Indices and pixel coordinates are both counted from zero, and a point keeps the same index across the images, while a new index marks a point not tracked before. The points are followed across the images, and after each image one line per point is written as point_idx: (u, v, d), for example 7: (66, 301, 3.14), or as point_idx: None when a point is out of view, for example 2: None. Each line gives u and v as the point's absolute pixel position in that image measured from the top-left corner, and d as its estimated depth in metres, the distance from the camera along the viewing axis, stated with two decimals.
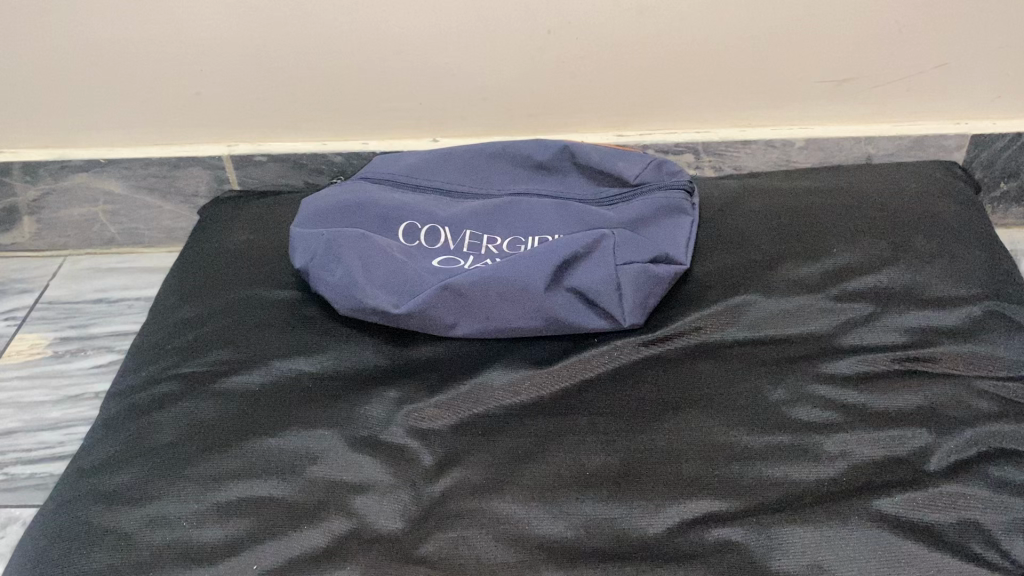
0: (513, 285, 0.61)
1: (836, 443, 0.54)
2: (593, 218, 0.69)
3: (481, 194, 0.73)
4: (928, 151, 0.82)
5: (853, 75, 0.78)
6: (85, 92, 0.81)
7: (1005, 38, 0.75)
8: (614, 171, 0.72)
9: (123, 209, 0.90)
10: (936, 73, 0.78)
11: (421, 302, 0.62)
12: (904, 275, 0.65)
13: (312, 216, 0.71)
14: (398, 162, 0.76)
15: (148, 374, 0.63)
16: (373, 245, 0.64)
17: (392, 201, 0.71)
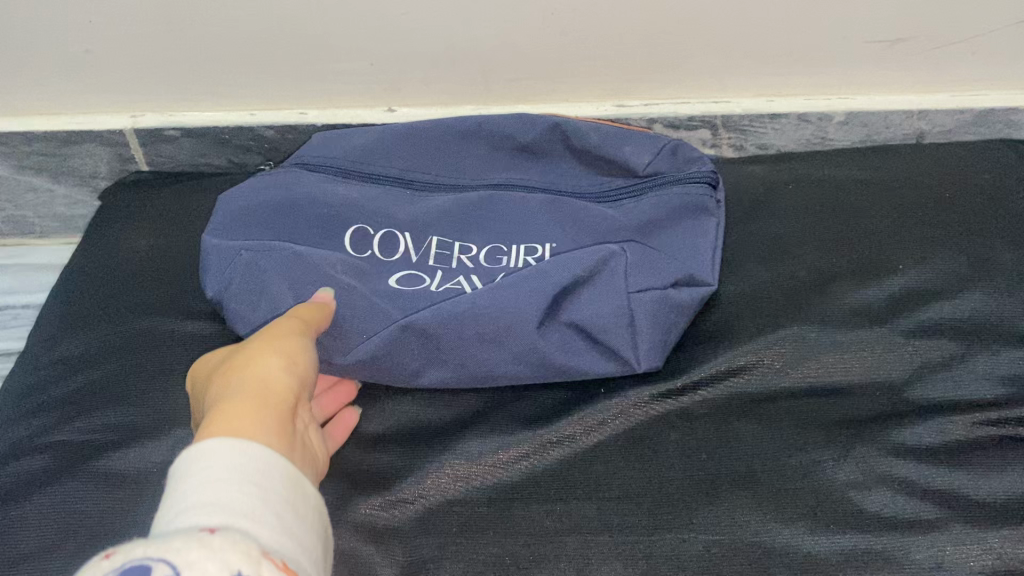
0: (495, 324, 0.46)
1: (927, 550, 0.41)
2: (598, 224, 0.53)
3: (451, 186, 0.56)
4: (992, 127, 0.68)
5: (911, 34, 0.63)
6: None
7: None
8: (620, 158, 0.56)
9: (6, 192, 0.73)
10: (1014, 32, 0.63)
11: (375, 347, 0.47)
12: (991, 300, 0.51)
13: (223, 217, 0.54)
14: (338, 141, 0.59)
15: (18, 442, 0.49)
16: (306, 269, 0.49)
17: (333, 198, 0.54)
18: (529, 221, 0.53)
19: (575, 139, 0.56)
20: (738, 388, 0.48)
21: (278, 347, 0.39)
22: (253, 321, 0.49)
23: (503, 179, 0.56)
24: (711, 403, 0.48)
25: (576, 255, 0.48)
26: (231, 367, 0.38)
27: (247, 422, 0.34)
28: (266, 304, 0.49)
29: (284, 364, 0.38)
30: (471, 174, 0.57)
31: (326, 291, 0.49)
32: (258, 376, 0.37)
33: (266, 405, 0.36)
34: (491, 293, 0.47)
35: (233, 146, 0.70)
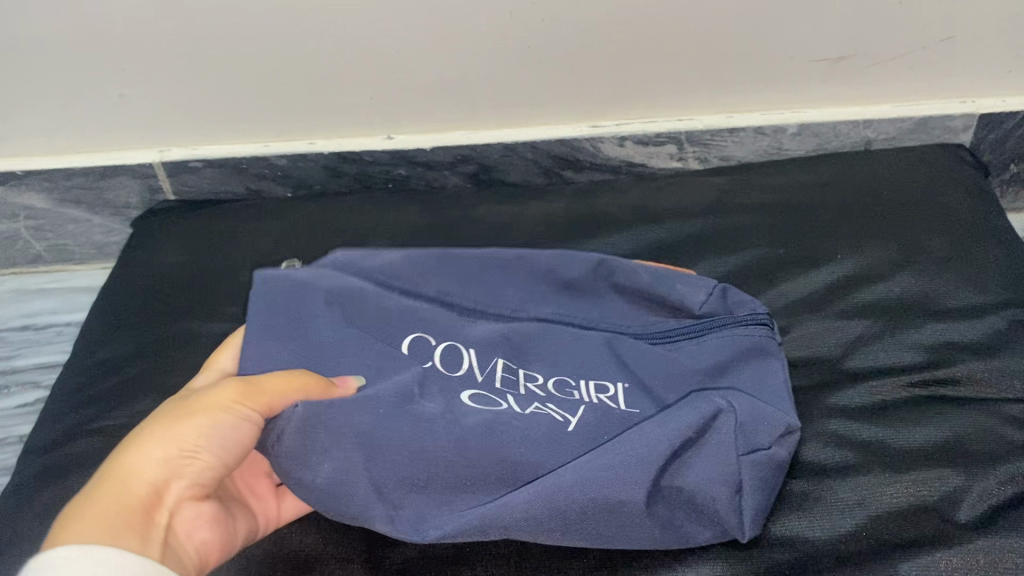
0: (606, 499, 0.43)
1: (852, 489, 0.47)
2: (666, 365, 0.49)
3: (494, 314, 0.52)
4: (932, 133, 0.76)
5: (853, 49, 0.70)
6: None
7: (1017, 8, 0.67)
8: (676, 297, 0.53)
9: (48, 223, 0.81)
10: (943, 47, 0.70)
11: (457, 526, 0.44)
12: (916, 282, 0.59)
13: (263, 318, 0.50)
14: (364, 257, 0.55)
15: (67, 429, 0.57)
16: (377, 403, 0.45)
17: (391, 304, 0.51)
18: (580, 351, 0.50)
19: (622, 276, 0.54)
20: None
21: (172, 434, 0.43)
22: (319, 478, 0.44)
23: (545, 312, 0.53)
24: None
25: (682, 410, 0.45)
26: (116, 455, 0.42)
27: (90, 530, 0.38)
28: (327, 467, 0.44)
29: (162, 480, 0.42)
30: (509, 300, 0.53)
31: (398, 425, 0.45)
32: (124, 475, 0.41)
33: (115, 512, 0.40)
34: (597, 450, 0.44)
35: (249, 174, 0.78)
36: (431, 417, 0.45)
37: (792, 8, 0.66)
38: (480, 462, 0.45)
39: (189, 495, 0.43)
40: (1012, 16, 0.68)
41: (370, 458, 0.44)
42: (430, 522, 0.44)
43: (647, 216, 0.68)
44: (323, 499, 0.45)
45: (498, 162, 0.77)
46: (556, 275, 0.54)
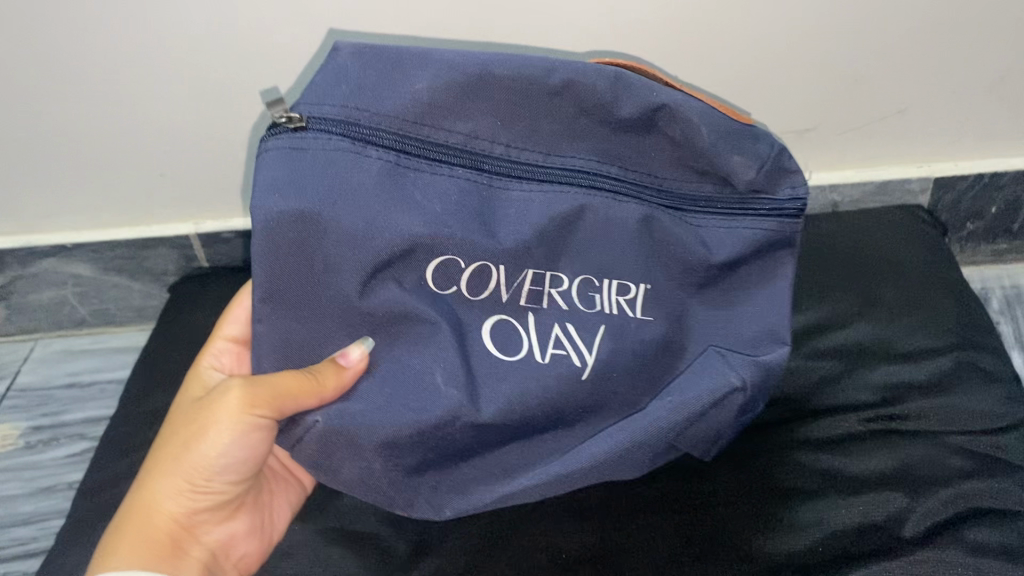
0: (609, 472, 0.51)
1: (813, 510, 0.54)
2: (687, 254, 0.51)
3: (533, 178, 0.49)
4: (893, 195, 0.83)
5: (816, 123, 0.78)
6: (45, 175, 0.79)
7: (958, 83, 0.76)
8: (724, 164, 0.50)
9: (93, 290, 0.89)
10: (896, 118, 0.78)
11: (477, 505, 0.51)
12: (871, 329, 0.66)
13: (268, 289, 0.48)
14: (389, 74, 0.47)
15: (118, 471, 0.64)
16: (408, 405, 0.49)
17: (411, 222, 0.47)
18: (618, 239, 0.50)
19: (680, 130, 0.49)
20: None
21: (182, 463, 0.51)
22: (345, 475, 0.50)
23: (582, 167, 0.49)
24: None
25: (704, 377, 0.51)
26: (142, 480, 0.52)
27: (130, 556, 0.49)
28: (349, 467, 0.49)
29: (177, 510, 0.51)
30: (548, 144, 0.49)
31: (422, 430, 0.49)
32: (149, 505, 0.51)
33: (146, 537, 0.50)
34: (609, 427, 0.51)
35: None
36: (454, 408, 0.49)
37: (759, 89, 0.75)
38: (495, 430, 0.50)
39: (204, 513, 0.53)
40: (955, 88, 0.76)
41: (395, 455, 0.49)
42: (449, 505, 0.51)
43: None
44: (351, 486, 0.50)
45: None
46: (605, 113, 0.48)
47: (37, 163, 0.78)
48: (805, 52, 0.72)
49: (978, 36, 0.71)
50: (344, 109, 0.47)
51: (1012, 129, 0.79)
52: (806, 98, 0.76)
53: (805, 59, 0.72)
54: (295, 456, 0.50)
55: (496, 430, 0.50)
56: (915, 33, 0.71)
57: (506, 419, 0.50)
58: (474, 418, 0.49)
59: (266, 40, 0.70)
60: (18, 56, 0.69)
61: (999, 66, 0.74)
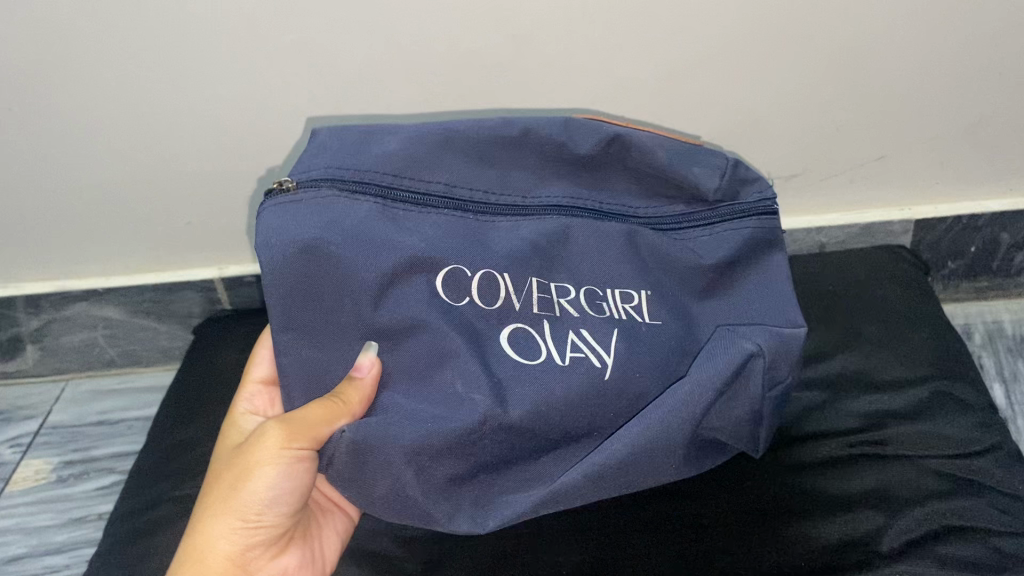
0: (651, 463, 0.53)
1: (797, 526, 0.57)
2: (676, 260, 0.58)
3: (517, 211, 0.56)
4: (877, 236, 0.88)
5: (801, 170, 0.83)
6: (80, 229, 0.85)
7: (935, 132, 0.80)
8: (684, 178, 0.58)
9: (122, 332, 0.94)
10: (877, 164, 0.83)
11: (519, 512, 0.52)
12: (854, 361, 0.70)
13: (287, 322, 0.53)
14: (367, 142, 0.55)
15: (148, 498, 0.68)
16: (433, 412, 0.52)
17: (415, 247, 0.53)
18: (610, 249, 0.56)
19: (635, 153, 0.57)
20: None
21: (231, 502, 0.53)
22: (382, 487, 0.52)
23: (560, 200, 0.57)
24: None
25: (718, 354, 0.54)
26: (194, 525, 0.54)
27: None
28: (385, 478, 0.51)
29: (231, 548, 0.53)
30: (520, 188, 0.57)
31: (452, 432, 0.51)
32: (203, 547, 0.53)
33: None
34: (636, 414, 0.53)
35: None
36: (477, 408, 0.52)
37: (748, 140, 0.80)
38: (525, 433, 0.53)
39: (259, 550, 0.54)
40: (933, 136, 0.81)
41: (427, 460, 0.51)
42: (493, 515, 0.52)
43: None
44: (388, 500, 0.52)
45: None
46: (563, 154, 0.57)
47: (71, 218, 0.83)
48: (789, 107, 0.77)
49: (953, 94, 0.76)
50: (328, 170, 0.54)
51: (989, 175, 0.84)
52: (792, 147, 0.81)
53: (789, 113, 0.77)
54: (331, 476, 0.53)
55: (524, 434, 0.53)
56: (893, 91, 0.76)
57: (533, 422, 0.53)
58: (501, 417, 0.52)
59: (286, 111, 0.74)
60: (54, 127, 0.74)
61: (973, 118, 0.79)
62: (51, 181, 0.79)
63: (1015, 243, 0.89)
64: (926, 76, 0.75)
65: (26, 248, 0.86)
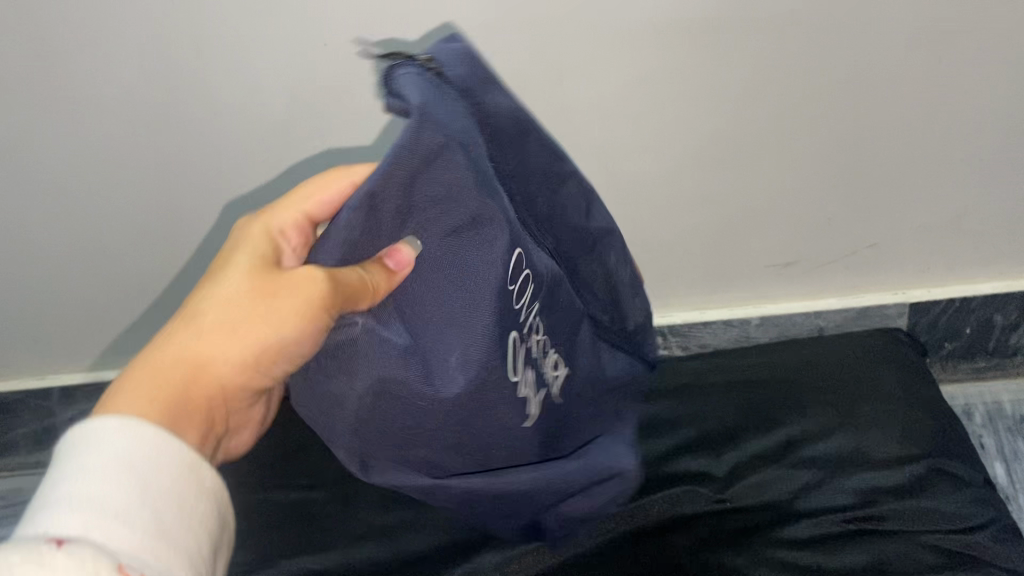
0: (524, 497, 0.52)
1: None
2: (591, 364, 0.60)
3: (535, 234, 0.51)
4: (874, 319, 0.92)
5: (799, 257, 0.87)
6: (113, 323, 0.90)
7: (924, 221, 0.84)
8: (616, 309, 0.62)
9: None
10: (870, 252, 0.87)
11: (397, 484, 0.50)
12: (849, 440, 0.73)
13: (371, 196, 0.40)
14: (486, 84, 0.47)
15: None
16: (406, 375, 0.45)
17: (497, 202, 0.45)
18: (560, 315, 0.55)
19: (605, 258, 0.59)
20: (672, 512, 0.67)
21: (254, 329, 0.45)
22: (310, 396, 0.46)
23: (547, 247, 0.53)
24: (671, 491, 0.69)
25: (618, 453, 0.57)
26: (209, 321, 0.44)
27: (149, 404, 0.40)
28: (320, 389, 0.46)
29: (229, 378, 0.45)
30: (538, 221, 0.51)
31: (405, 391, 0.45)
32: (203, 357, 0.44)
33: (175, 393, 0.42)
34: (546, 463, 0.54)
35: None
36: (445, 381, 0.46)
37: (743, 231, 0.84)
38: (463, 439, 0.49)
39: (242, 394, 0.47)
40: (923, 225, 0.85)
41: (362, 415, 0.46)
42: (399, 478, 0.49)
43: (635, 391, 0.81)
44: (309, 405, 0.47)
45: None
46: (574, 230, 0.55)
47: (108, 313, 0.88)
48: (784, 201, 0.81)
49: (940, 192, 0.81)
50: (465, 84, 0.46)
51: (979, 264, 0.88)
52: (789, 235, 0.85)
53: (783, 206, 0.82)
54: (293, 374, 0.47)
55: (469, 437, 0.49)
56: (883, 188, 0.81)
57: (467, 441, 0.49)
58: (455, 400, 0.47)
59: None
60: (97, 230, 0.79)
61: (962, 214, 0.84)
62: (92, 277, 0.84)
63: (1008, 325, 0.92)
64: (913, 176, 0.80)
65: (68, 337, 0.91)
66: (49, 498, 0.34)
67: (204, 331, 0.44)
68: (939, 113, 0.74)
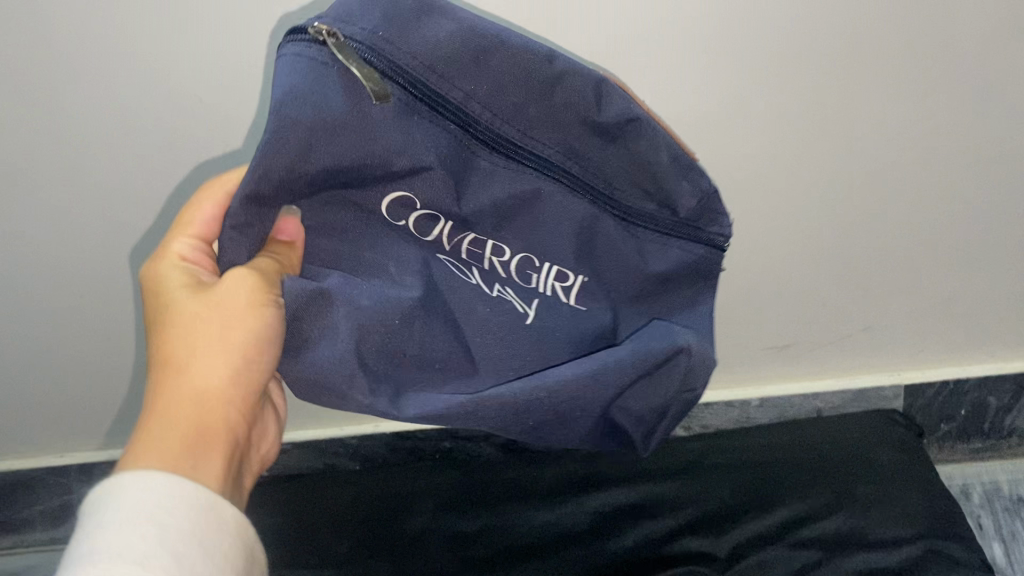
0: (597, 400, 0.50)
1: None
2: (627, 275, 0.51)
3: (498, 157, 0.47)
4: (870, 399, 0.95)
5: (793, 340, 0.91)
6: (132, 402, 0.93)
7: (913, 305, 0.87)
8: (668, 185, 0.48)
9: None
10: (863, 334, 0.90)
11: (438, 409, 0.48)
12: (847, 521, 0.75)
13: (268, 161, 0.44)
14: (399, 23, 0.44)
15: None
16: (329, 291, 0.48)
17: (379, 149, 0.45)
18: (562, 224, 0.49)
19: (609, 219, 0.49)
20: None
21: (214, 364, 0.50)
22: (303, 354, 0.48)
23: (551, 155, 0.47)
24: (671, 572, 0.71)
25: None
26: (174, 362, 0.50)
27: (172, 453, 0.46)
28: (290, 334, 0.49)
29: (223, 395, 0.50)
30: (492, 168, 0.47)
31: (330, 300, 0.48)
32: (177, 397, 0.49)
33: (190, 433, 0.48)
34: (580, 359, 0.50)
35: (327, 453, 0.98)
36: (372, 286, 0.49)
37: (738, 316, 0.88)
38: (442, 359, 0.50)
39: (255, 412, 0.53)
40: (914, 311, 0.88)
41: (319, 334, 0.48)
42: (406, 404, 0.49)
43: (636, 473, 0.83)
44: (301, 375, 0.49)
45: None
46: (586, 114, 0.46)
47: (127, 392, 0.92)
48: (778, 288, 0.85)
49: (929, 283, 0.84)
50: (373, 39, 0.44)
51: (971, 346, 0.91)
52: (783, 320, 0.88)
53: (778, 291, 0.85)
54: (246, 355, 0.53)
55: (445, 358, 0.50)
56: (875, 277, 0.84)
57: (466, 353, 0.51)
58: (412, 296, 0.49)
59: None
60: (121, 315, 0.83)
61: (951, 301, 0.87)
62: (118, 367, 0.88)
63: (1002, 407, 0.95)
64: (904, 267, 0.83)
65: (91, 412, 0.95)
66: (90, 556, 0.39)
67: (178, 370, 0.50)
68: (925, 212, 0.77)
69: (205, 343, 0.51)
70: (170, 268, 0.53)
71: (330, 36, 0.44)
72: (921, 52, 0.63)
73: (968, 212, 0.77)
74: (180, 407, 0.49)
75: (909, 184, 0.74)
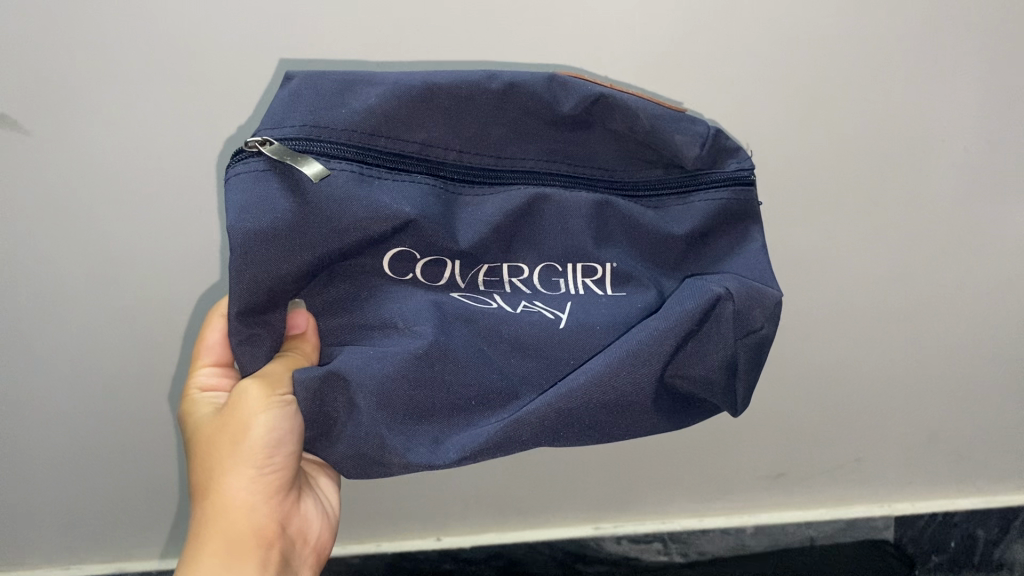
0: (645, 378, 0.48)
1: None
2: (658, 245, 0.52)
3: (485, 178, 0.50)
4: (862, 530, 1.00)
5: (789, 455, 0.95)
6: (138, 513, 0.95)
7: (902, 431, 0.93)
8: (666, 143, 0.50)
9: None
10: (853, 466, 0.96)
11: (483, 440, 0.48)
12: None
13: (245, 264, 0.45)
14: (330, 102, 0.47)
15: None
16: (338, 366, 0.48)
17: (361, 207, 0.46)
18: (573, 221, 0.50)
19: (620, 206, 0.51)
20: None
21: (239, 476, 0.54)
22: (340, 429, 0.49)
23: (536, 162, 0.51)
24: None
25: None
26: (206, 486, 0.54)
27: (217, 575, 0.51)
28: (318, 416, 0.50)
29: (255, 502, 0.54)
30: (478, 208, 0.50)
31: (341, 376, 0.48)
32: (215, 517, 0.53)
33: (232, 549, 0.53)
34: (610, 345, 0.49)
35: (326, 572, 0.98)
36: (381, 350, 0.48)
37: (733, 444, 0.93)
38: (480, 397, 0.49)
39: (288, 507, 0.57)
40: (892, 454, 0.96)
41: (349, 408, 0.49)
42: (450, 447, 0.48)
43: None
44: (343, 453, 0.50)
45: (524, 555, 0.98)
46: (548, 112, 0.49)
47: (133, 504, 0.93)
48: (775, 409, 0.90)
49: (910, 417, 0.92)
50: (306, 127, 0.46)
51: (949, 487, 0.99)
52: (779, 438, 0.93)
53: (775, 412, 0.90)
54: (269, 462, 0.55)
55: (484, 394, 0.49)
56: (864, 400, 0.90)
57: (504, 387, 0.49)
58: (417, 344, 0.48)
59: None
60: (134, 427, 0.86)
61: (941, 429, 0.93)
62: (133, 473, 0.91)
63: (989, 538, 1.01)
64: (891, 393, 0.89)
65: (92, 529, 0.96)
66: None
67: (209, 492, 0.54)
68: (907, 343, 0.84)
69: (226, 460, 0.54)
70: (199, 405, 0.59)
71: (263, 145, 0.46)
72: (889, 202, 0.72)
73: (949, 346, 0.84)
74: (219, 528, 0.53)
75: (891, 318, 0.82)
